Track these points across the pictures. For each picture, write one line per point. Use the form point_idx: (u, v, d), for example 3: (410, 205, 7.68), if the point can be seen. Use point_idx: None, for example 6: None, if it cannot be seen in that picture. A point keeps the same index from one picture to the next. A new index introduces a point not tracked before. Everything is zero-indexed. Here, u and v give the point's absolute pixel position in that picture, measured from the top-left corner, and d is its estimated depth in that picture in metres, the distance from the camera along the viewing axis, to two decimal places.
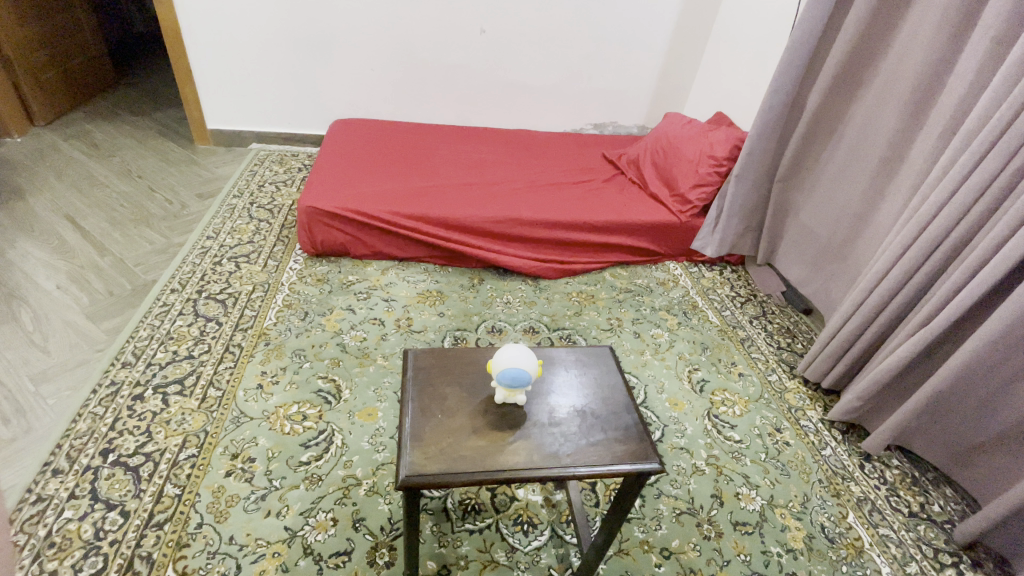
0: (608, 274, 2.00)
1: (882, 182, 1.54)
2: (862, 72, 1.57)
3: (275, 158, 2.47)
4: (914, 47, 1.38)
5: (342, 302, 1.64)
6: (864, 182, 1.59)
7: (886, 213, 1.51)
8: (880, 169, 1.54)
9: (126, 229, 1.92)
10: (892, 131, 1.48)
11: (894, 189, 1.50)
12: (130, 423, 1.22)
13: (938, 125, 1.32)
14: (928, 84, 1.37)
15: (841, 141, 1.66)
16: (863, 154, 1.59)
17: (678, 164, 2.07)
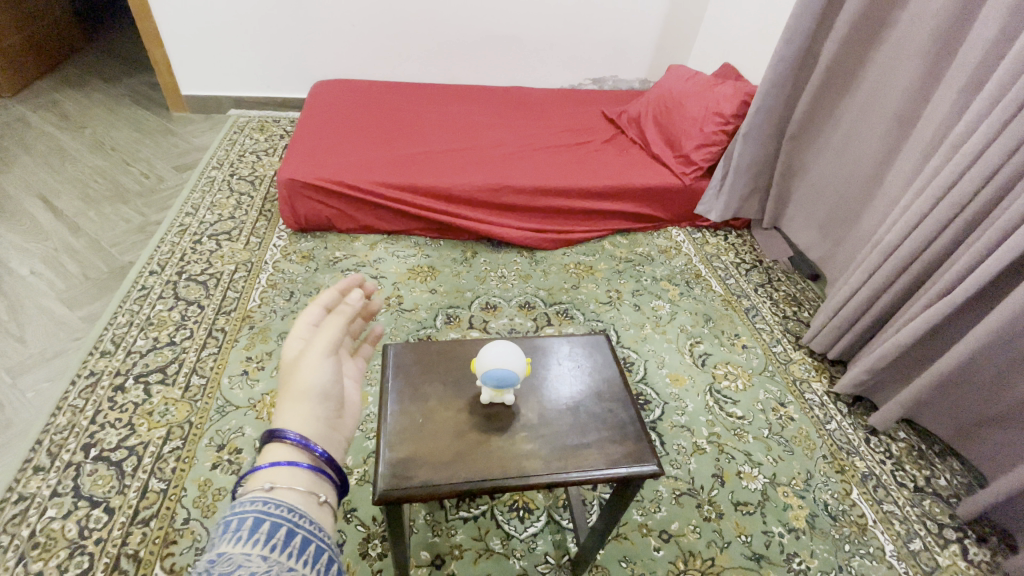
0: (608, 242, 1.91)
1: (900, 139, 1.43)
2: (881, 15, 1.42)
3: (256, 125, 2.35)
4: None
5: (329, 280, 1.57)
6: (881, 140, 1.47)
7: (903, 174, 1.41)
8: (898, 125, 1.42)
9: (102, 208, 1.84)
10: (913, 82, 1.35)
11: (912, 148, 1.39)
12: (112, 416, 1.18)
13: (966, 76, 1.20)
14: (955, 29, 1.23)
15: (858, 95, 1.53)
16: (881, 110, 1.47)
17: (681, 122, 1.94)
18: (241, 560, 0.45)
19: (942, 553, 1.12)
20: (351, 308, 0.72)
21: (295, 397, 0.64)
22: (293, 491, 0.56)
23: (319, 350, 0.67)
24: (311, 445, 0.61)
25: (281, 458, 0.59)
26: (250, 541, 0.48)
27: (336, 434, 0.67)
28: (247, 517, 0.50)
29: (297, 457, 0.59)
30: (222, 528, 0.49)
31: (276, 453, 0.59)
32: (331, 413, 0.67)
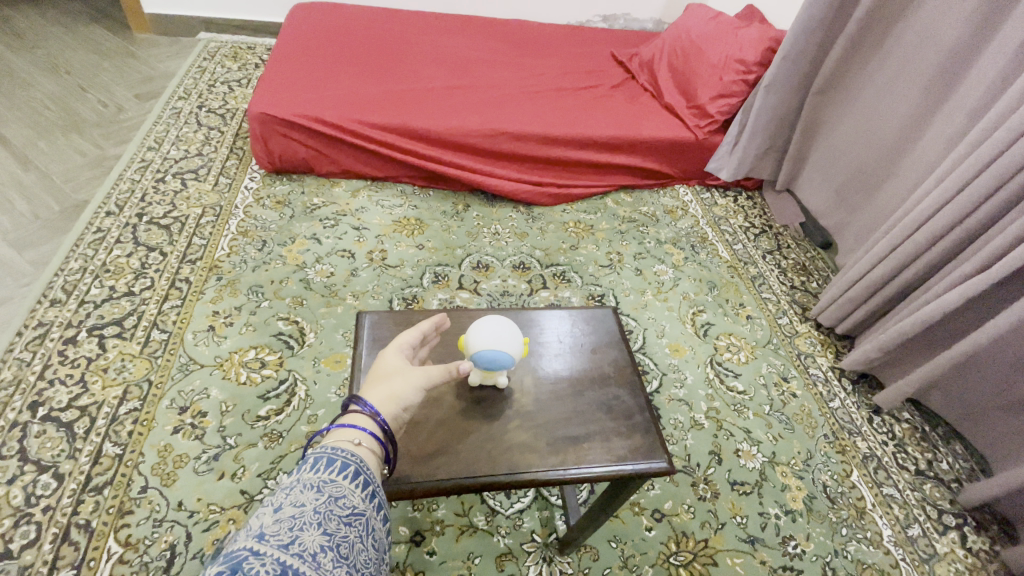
0: (610, 199, 1.78)
1: (940, 98, 1.28)
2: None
3: (228, 51, 2.12)
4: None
5: (306, 229, 1.44)
6: (920, 97, 1.33)
7: (939, 137, 1.27)
8: (941, 81, 1.27)
9: (54, 138, 1.66)
10: (965, 30, 1.19)
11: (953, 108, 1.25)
12: (62, 371, 1.07)
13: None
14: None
15: (898, 45, 1.37)
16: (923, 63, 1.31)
17: (698, 68, 1.76)
18: (346, 491, 0.45)
19: (940, 539, 1.09)
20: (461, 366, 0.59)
21: (378, 379, 0.57)
22: (369, 454, 0.50)
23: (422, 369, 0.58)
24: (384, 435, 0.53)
25: (362, 427, 0.51)
26: (352, 480, 0.46)
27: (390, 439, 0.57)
28: (346, 460, 0.47)
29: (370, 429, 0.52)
30: (317, 460, 0.46)
31: (355, 417, 0.52)
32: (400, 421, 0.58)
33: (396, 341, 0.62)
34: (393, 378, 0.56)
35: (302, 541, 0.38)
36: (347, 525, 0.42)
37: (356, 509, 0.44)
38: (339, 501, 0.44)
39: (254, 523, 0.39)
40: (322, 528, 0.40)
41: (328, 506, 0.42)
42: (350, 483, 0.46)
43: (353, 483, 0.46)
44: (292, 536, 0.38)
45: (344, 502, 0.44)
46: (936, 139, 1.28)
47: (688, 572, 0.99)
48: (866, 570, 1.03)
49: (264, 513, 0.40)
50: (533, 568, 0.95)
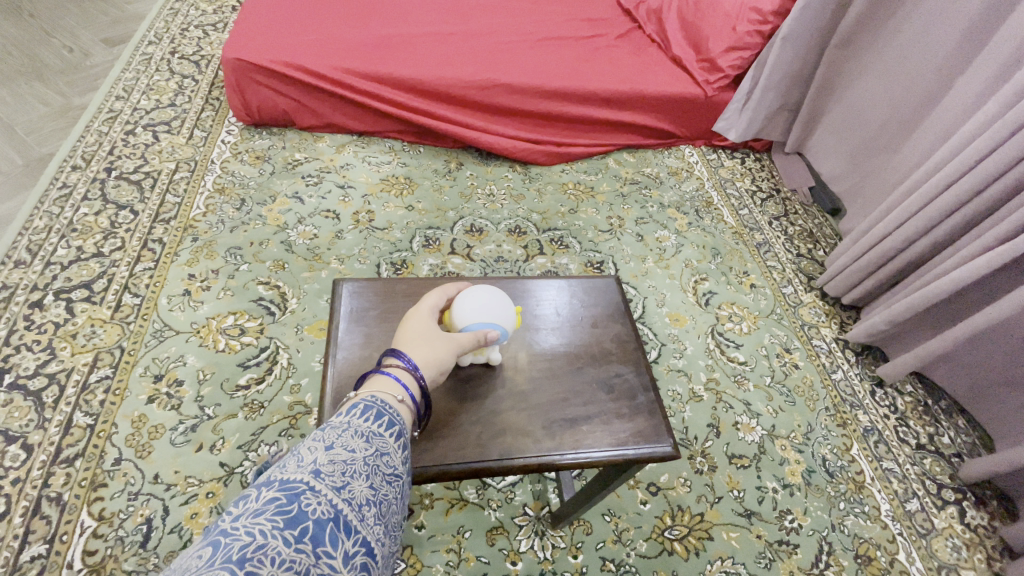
0: (612, 160, 1.69)
1: (972, 52, 1.18)
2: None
3: None
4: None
5: (287, 188, 1.35)
6: (949, 51, 1.22)
7: (967, 96, 1.18)
8: (974, 32, 1.16)
9: (14, 85, 1.53)
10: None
11: (985, 63, 1.14)
12: (28, 337, 1.01)
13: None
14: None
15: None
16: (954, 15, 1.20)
17: (711, 17, 1.63)
18: (391, 448, 0.42)
19: (938, 514, 1.07)
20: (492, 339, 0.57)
21: (415, 339, 0.52)
22: (408, 410, 0.47)
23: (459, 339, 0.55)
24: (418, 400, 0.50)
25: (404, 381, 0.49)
26: (396, 439, 0.44)
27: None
28: (393, 416, 0.45)
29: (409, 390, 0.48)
30: (367, 408, 0.44)
31: (397, 370, 0.49)
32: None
33: (424, 301, 0.57)
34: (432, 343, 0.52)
35: (346, 493, 0.37)
36: (388, 485, 0.40)
37: (398, 470, 0.42)
38: (384, 458, 0.41)
39: (303, 459, 0.38)
40: (369, 482, 0.39)
41: (374, 461, 0.40)
42: (394, 441, 0.43)
43: (397, 442, 0.43)
44: (342, 482, 0.37)
45: (388, 460, 0.42)
46: (965, 97, 1.18)
47: (683, 546, 0.97)
48: (862, 545, 1.02)
49: (313, 450, 0.38)
50: (524, 541, 0.93)
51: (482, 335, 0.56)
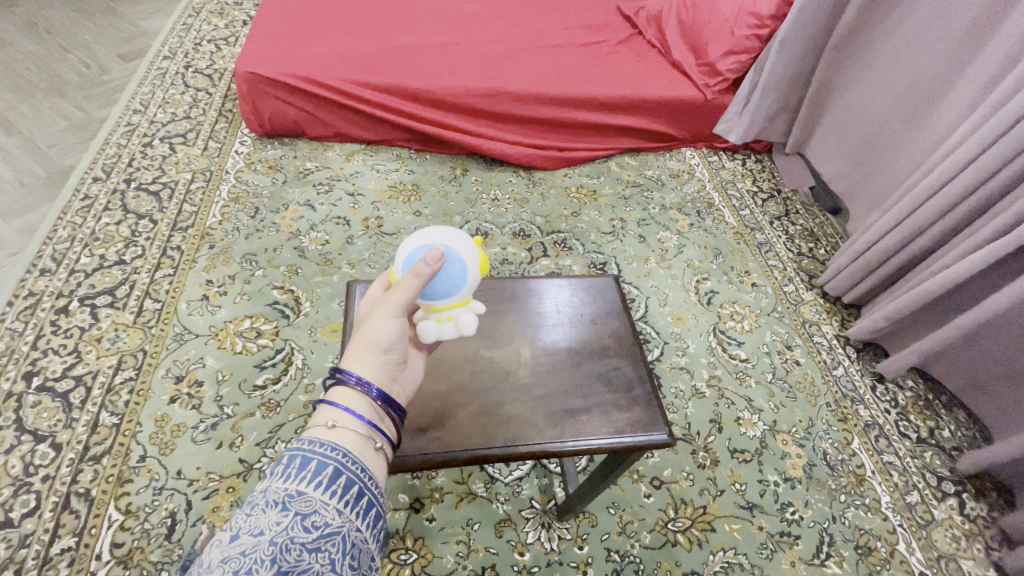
0: (614, 163, 1.72)
1: (965, 53, 1.20)
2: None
3: (214, 7, 2.02)
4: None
5: (299, 195, 1.40)
6: (943, 52, 1.24)
7: (963, 96, 1.20)
8: (967, 33, 1.18)
9: (36, 101, 1.59)
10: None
11: (979, 63, 1.17)
12: (56, 341, 1.06)
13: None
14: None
15: None
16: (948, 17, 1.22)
17: (709, 22, 1.66)
18: (317, 505, 0.38)
19: (938, 506, 1.09)
20: (424, 273, 0.48)
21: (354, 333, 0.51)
22: (354, 434, 0.45)
23: (388, 305, 0.49)
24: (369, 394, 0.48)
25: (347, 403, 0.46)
26: (325, 491, 0.39)
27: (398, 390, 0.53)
28: (324, 461, 0.41)
29: (347, 406, 0.46)
30: (293, 459, 0.40)
31: (339, 392, 0.47)
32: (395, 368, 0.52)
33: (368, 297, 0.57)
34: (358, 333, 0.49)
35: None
36: (313, 552, 0.36)
37: (330, 526, 0.38)
38: (307, 522, 0.37)
39: (208, 558, 0.35)
40: (277, 567, 0.35)
41: (290, 532, 0.36)
42: (322, 495, 0.39)
43: (324, 495, 0.39)
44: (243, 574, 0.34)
45: (314, 522, 0.37)
46: (961, 98, 1.20)
47: (686, 538, 1.00)
48: (863, 536, 1.04)
49: (218, 544, 0.35)
50: (531, 533, 0.96)
51: (406, 281, 0.48)
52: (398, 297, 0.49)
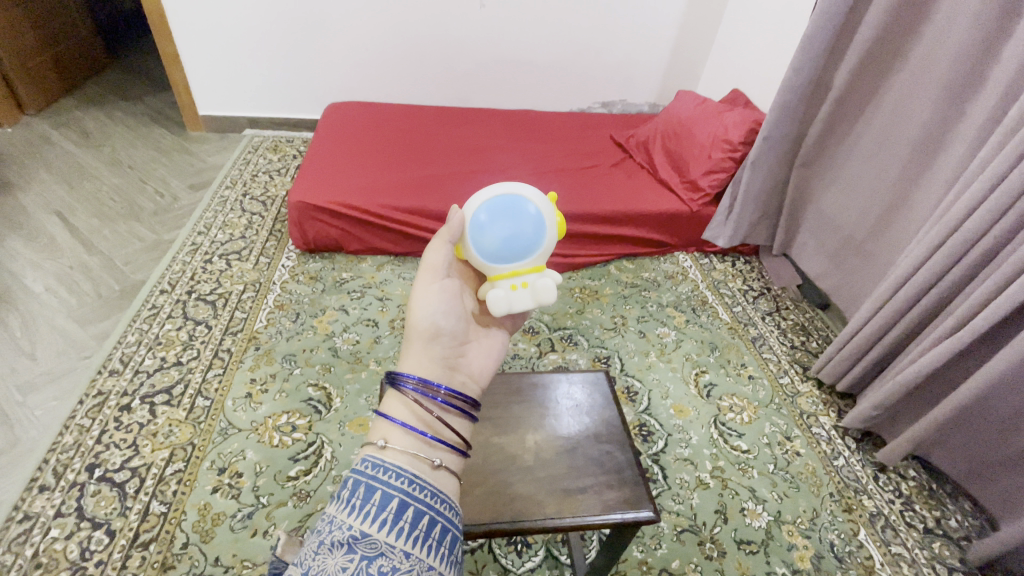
0: (614, 267, 1.92)
1: (915, 169, 1.39)
2: (898, 38, 1.38)
3: (270, 144, 2.40)
4: (960, 13, 1.20)
5: (335, 301, 1.59)
6: (898, 168, 1.43)
7: (923, 205, 1.37)
8: (915, 153, 1.38)
9: (115, 225, 1.87)
10: (930, 111, 1.31)
11: (929, 180, 1.35)
12: (117, 436, 1.20)
13: (988, 106, 1.17)
14: (977, 57, 1.19)
15: (872, 123, 1.50)
16: (896, 140, 1.43)
17: (689, 148, 1.95)
18: (383, 548, 0.37)
19: None
20: (449, 229, 0.68)
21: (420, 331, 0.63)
22: (406, 455, 0.48)
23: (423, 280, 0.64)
24: (431, 391, 0.55)
25: (397, 421, 0.51)
26: (391, 531, 0.38)
27: (466, 378, 0.61)
28: (386, 494, 0.41)
29: (401, 420, 0.51)
30: (357, 488, 0.41)
31: (393, 412, 0.52)
32: (451, 349, 0.62)
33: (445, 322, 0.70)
34: (410, 322, 0.60)
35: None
36: None
37: (397, 571, 0.36)
38: (374, 566, 0.36)
39: None
40: None
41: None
42: (388, 536, 0.38)
43: (390, 536, 0.38)
44: None
45: (381, 568, 0.36)
46: (923, 206, 1.37)
47: None
48: None
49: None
50: None
51: (431, 247, 0.67)
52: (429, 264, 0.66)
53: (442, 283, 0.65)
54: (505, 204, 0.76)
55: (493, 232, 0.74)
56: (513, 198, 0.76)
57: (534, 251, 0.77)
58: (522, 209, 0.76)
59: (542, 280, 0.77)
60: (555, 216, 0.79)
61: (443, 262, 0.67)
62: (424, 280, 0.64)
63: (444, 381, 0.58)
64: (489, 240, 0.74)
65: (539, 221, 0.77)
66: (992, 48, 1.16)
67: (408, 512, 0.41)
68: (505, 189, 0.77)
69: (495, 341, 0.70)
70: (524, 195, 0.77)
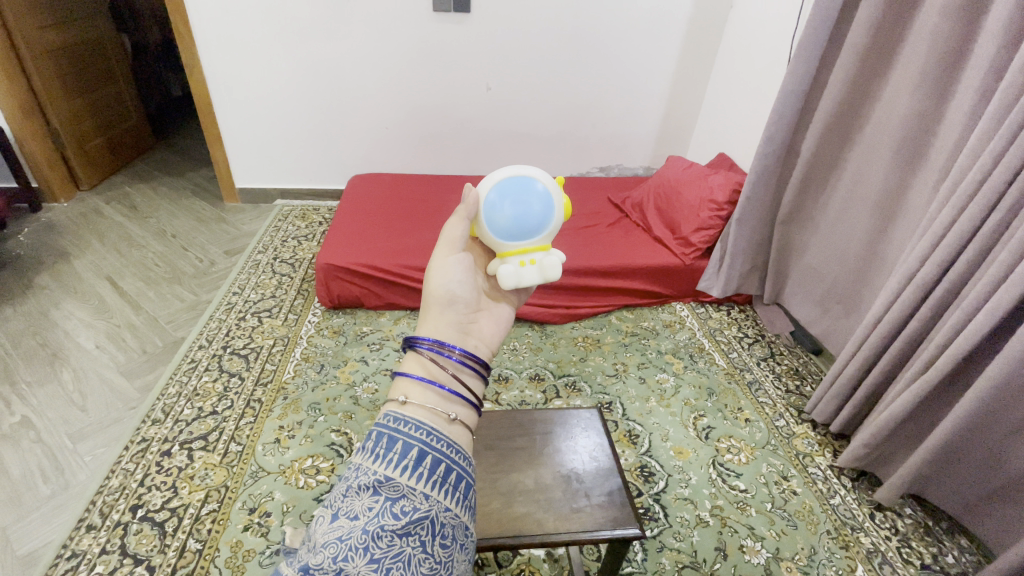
0: (614, 317, 2.05)
1: (881, 225, 1.50)
2: (854, 110, 1.56)
3: (298, 213, 2.64)
4: (903, 89, 1.38)
5: (356, 353, 1.73)
6: (865, 223, 1.55)
7: (892, 256, 1.47)
8: (880, 209, 1.50)
9: (160, 288, 2.06)
10: (888, 170, 1.45)
11: (895, 234, 1.46)
12: (158, 478, 1.31)
13: (936, 166, 1.31)
14: (921, 124, 1.35)
15: (839, 183, 1.64)
16: (861, 198, 1.56)
17: (679, 207, 2.12)
18: (405, 490, 0.43)
19: None
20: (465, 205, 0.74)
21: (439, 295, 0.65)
22: (425, 409, 0.51)
23: (441, 251, 0.67)
24: (446, 351, 0.57)
25: (415, 379, 0.53)
26: (412, 475, 0.44)
27: (478, 342, 0.63)
28: (406, 442, 0.46)
29: (419, 377, 0.54)
30: (381, 437, 0.46)
31: (411, 370, 0.54)
32: (465, 315, 0.64)
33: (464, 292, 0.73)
34: (428, 290, 0.63)
35: (350, 572, 0.38)
36: (402, 537, 0.40)
37: (418, 511, 0.42)
38: (397, 507, 0.42)
39: (316, 534, 0.41)
40: (368, 557, 0.39)
41: (381, 517, 0.41)
42: (409, 480, 0.43)
43: (411, 480, 0.43)
44: (337, 568, 0.38)
45: (403, 507, 0.42)
46: (892, 257, 1.47)
47: None
48: None
49: (321, 525, 0.41)
50: None
51: (448, 222, 0.70)
52: (445, 237, 0.69)
53: (458, 255, 0.68)
54: (516, 183, 0.89)
55: (506, 208, 0.87)
56: (523, 178, 0.90)
57: (543, 226, 0.91)
58: (531, 187, 0.90)
59: (549, 259, 0.88)
60: (561, 194, 0.93)
61: (460, 237, 0.70)
62: (440, 253, 0.67)
63: (458, 344, 0.60)
64: (503, 218, 0.87)
65: (545, 197, 0.91)
66: (933, 117, 1.32)
67: (427, 458, 0.46)
68: (515, 172, 0.90)
69: (503, 312, 0.73)
70: (532, 174, 0.91)
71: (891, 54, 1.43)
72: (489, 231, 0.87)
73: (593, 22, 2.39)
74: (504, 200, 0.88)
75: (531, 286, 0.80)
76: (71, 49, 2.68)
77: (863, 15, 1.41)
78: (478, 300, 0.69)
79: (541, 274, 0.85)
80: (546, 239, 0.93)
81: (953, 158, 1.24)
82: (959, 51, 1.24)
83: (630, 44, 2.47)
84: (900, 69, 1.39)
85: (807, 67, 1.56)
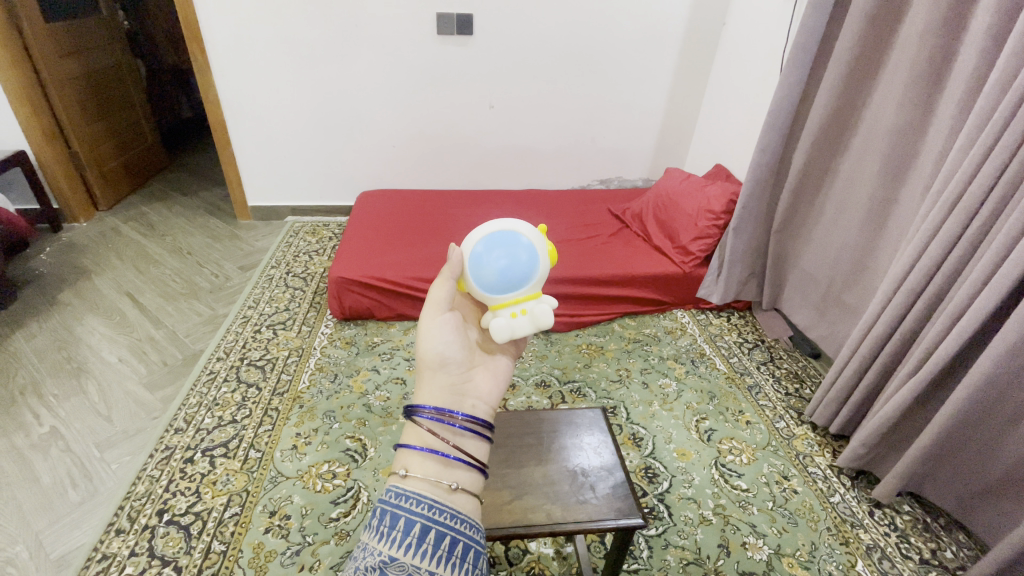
0: (617, 324, 2.11)
1: (872, 231, 1.56)
2: (843, 122, 1.63)
3: (309, 229, 2.72)
4: (889, 101, 1.45)
5: (368, 362, 1.80)
6: (855, 230, 1.61)
7: (884, 260, 1.53)
8: (869, 218, 1.56)
9: (177, 303, 2.13)
10: (877, 180, 1.52)
11: (886, 241, 1.52)
12: (183, 484, 1.37)
13: (922, 175, 1.37)
14: (907, 135, 1.42)
15: (831, 192, 1.70)
16: (851, 207, 1.62)
17: (678, 217, 2.19)
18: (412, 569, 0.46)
19: None
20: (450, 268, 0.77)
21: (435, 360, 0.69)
22: (425, 481, 0.55)
23: (428, 317, 0.72)
24: (448, 419, 0.62)
25: (416, 451, 0.59)
26: (416, 553, 0.47)
27: (476, 402, 0.68)
28: (410, 519, 0.50)
29: (421, 447, 0.59)
30: (384, 513, 0.50)
31: (413, 442, 0.60)
32: (458, 376, 0.69)
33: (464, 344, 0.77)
34: (419, 356, 0.69)
35: None
36: None
37: None
38: None
39: None
40: None
41: None
42: (414, 559, 0.46)
43: (416, 558, 0.46)
44: None
45: None
46: (884, 262, 1.53)
47: None
48: None
49: None
50: None
51: (433, 285, 0.76)
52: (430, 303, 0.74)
53: (444, 316, 0.73)
54: (501, 238, 0.96)
55: (492, 263, 0.93)
56: (509, 232, 0.97)
57: (530, 275, 0.96)
58: (517, 240, 0.97)
59: (542, 307, 0.94)
60: (546, 243, 1.00)
61: (445, 297, 0.75)
62: (428, 315, 0.73)
63: (457, 408, 0.65)
64: (491, 275, 0.93)
65: (531, 247, 0.97)
66: (919, 130, 1.39)
67: (431, 534, 0.49)
68: (500, 228, 0.97)
69: (499, 366, 0.78)
70: (517, 229, 0.98)
71: (877, 68, 1.50)
72: (477, 287, 0.93)
73: (590, 41, 2.48)
74: (489, 259, 0.94)
75: (525, 335, 0.87)
76: (89, 75, 2.79)
77: (849, 34, 1.49)
78: (472, 356, 0.74)
79: (534, 323, 0.91)
80: (535, 286, 0.98)
81: (938, 165, 1.30)
82: (939, 69, 1.32)
83: (628, 62, 2.56)
84: (885, 84, 1.47)
85: (798, 83, 1.63)
